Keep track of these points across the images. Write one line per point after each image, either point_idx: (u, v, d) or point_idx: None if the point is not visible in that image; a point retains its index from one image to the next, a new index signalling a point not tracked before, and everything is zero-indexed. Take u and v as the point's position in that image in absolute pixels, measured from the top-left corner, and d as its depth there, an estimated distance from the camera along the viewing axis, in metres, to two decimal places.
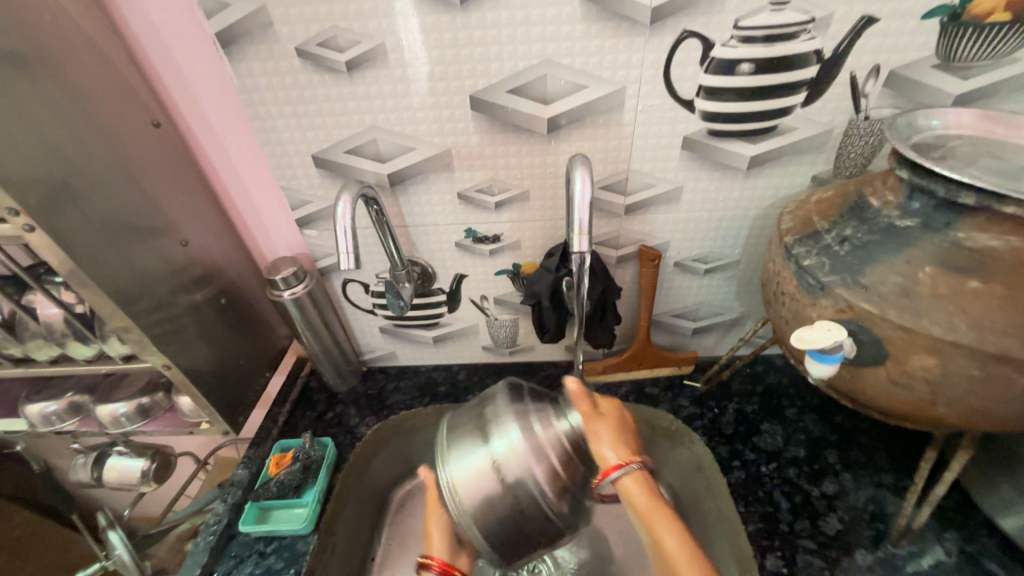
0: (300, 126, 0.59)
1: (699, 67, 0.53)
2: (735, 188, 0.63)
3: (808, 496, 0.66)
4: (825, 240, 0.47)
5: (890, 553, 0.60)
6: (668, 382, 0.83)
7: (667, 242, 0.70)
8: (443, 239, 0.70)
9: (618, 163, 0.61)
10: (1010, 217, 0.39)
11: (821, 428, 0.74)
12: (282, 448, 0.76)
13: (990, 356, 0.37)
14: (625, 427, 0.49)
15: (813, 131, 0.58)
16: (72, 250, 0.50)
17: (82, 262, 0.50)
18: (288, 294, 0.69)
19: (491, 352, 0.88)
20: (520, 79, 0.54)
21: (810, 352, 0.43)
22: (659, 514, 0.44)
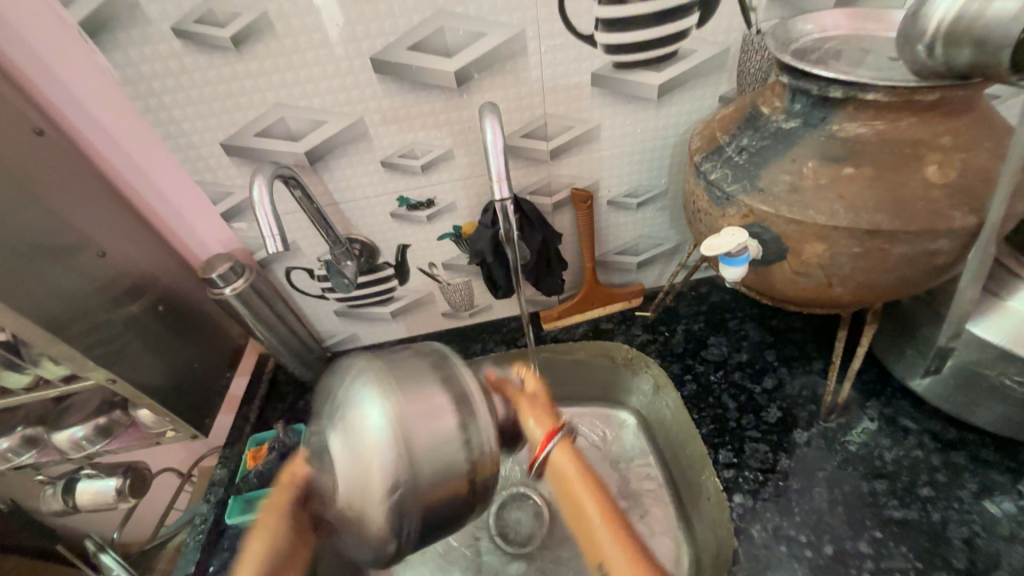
0: (199, 113, 0.56)
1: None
2: (651, 119, 0.65)
3: (751, 394, 0.73)
4: (727, 152, 0.50)
5: (824, 428, 0.68)
6: (621, 316, 0.88)
7: (596, 182, 0.72)
8: (378, 211, 0.70)
9: (533, 109, 0.62)
10: (874, 104, 0.42)
11: (761, 333, 0.81)
12: (257, 441, 0.76)
13: (866, 232, 0.42)
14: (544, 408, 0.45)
15: (712, 52, 0.60)
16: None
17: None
18: (228, 290, 0.68)
19: (451, 317, 0.90)
20: (417, 34, 0.54)
21: (720, 258, 0.47)
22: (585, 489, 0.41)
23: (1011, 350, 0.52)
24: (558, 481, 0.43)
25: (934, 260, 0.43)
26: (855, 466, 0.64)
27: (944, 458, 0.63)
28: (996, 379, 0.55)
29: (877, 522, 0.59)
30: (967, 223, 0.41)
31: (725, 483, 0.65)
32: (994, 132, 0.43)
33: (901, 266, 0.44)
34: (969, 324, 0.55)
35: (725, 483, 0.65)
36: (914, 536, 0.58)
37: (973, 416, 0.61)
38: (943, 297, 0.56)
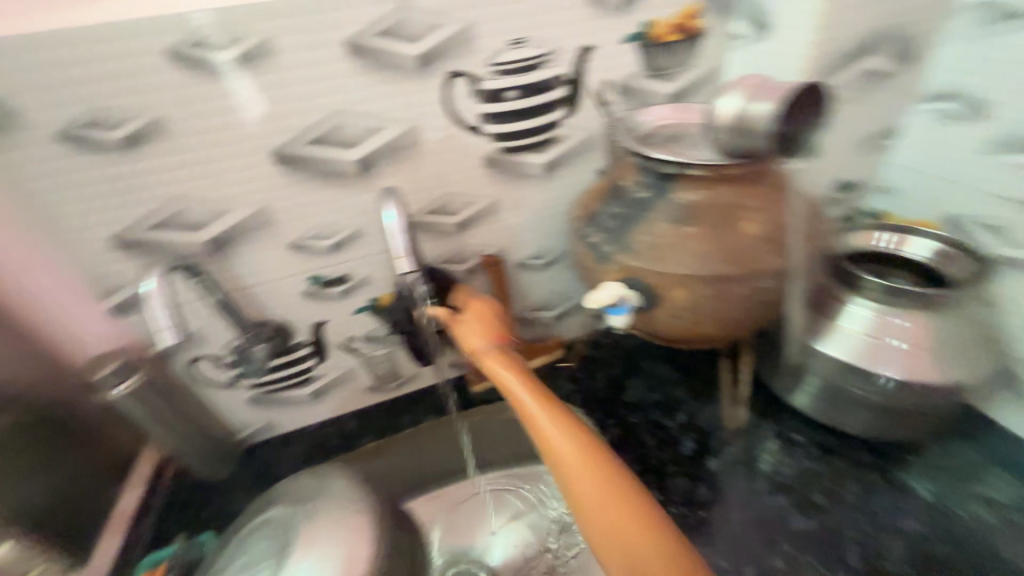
0: (88, 210, 0.55)
1: (473, 98, 0.62)
2: (542, 192, 0.74)
3: (667, 429, 0.79)
4: (600, 219, 0.59)
5: (731, 453, 0.74)
6: (546, 370, 0.91)
7: (503, 248, 0.79)
8: (290, 291, 0.70)
9: (435, 188, 0.68)
10: (700, 177, 0.53)
11: (670, 371, 0.88)
12: (150, 563, 0.67)
13: (712, 277, 0.51)
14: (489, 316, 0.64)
15: (583, 136, 0.71)
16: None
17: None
18: (119, 391, 0.64)
19: (377, 390, 0.89)
20: (316, 130, 0.58)
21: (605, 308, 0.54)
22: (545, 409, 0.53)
23: (849, 362, 0.63)
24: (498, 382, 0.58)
25: (769, 295, 0.53)
26: (762, 485, 0.70)
27: (831, 465, 0.71)
28: (847, 388, 0.65)
29: (787, 537, 0.64)
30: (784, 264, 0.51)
31: None
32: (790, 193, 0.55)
33: (747, 302, 0.53)
34: (817, 344, 0.66)
35: None
36: (818, 543, 0.63)
37: (843, 423, 0.70)
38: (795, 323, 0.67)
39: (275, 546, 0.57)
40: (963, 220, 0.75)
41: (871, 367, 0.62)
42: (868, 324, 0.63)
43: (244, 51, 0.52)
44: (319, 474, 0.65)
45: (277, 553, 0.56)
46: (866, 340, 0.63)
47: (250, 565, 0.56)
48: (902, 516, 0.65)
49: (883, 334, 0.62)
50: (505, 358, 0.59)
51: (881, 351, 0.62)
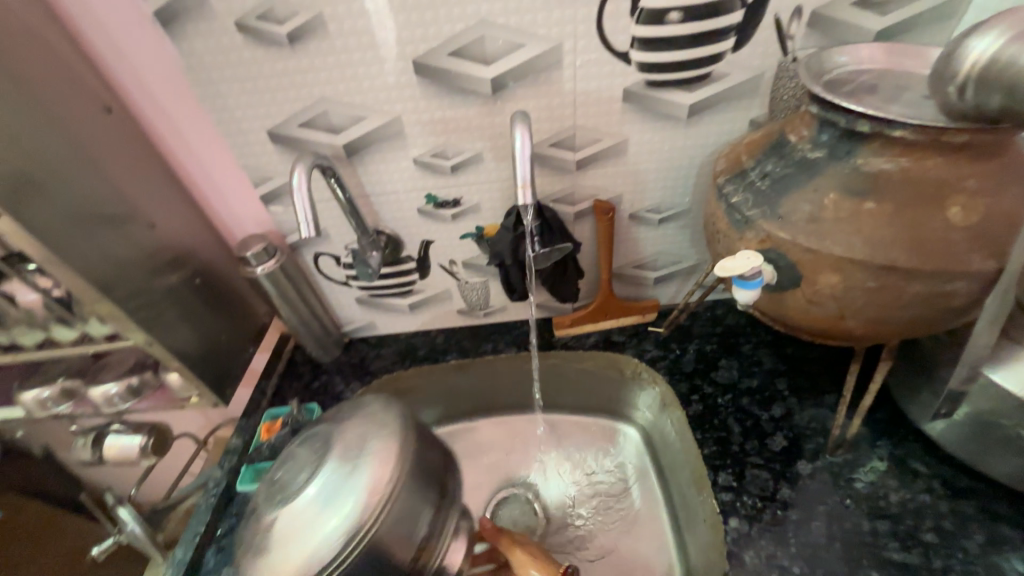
0: (251, 103, 0.60)
1: (630, 17, 0.55)
2: (679, 138, 0.66)
3: (758, 420, 0.73)
4: (750, 177, 0.52)
5: (829, 462, 0.67)
6: (633, 330, 0.89)
7: (619, 195, 0.73)
8: (406, 206, 0.73)
9: (564, 120, 0.63)
10: (901, 142, 0.43)
11: (775, 360, 0.81)
12: (271, 415, 0.80)
13: (881, 267, 0.42)
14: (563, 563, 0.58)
15: (746, 76, 0.61)
16: (35, 235, 0.51)
17: (39, 246, 0.52)
18: (259, 269, 0.72)
19: (465, 315, 0.93)
20: (459, 41, 0.56)
21: (733, 280, 0.47)
22: None
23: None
24: None
25: (949, 301, 0.43)
26: (858, 504, 0.63)
27: (953, 506, 0.61)
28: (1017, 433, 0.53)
29: (872, 563, 0.58)
30: (988, 268, 0.41)
31: (721, 505, 0.64)
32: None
33: (916, 303, 0.44)
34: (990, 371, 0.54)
35: (721, 505, 0.64)
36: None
37: (987, 466, 0.59)
38: (962, 339, 0.55)
39: (314, 457, 0.55)
40: None
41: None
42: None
43: None
44: (369, 398, 0.61)
45: (316, 463, 0.54)
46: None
47: (295, 468, 0.55)
48: None
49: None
50: None
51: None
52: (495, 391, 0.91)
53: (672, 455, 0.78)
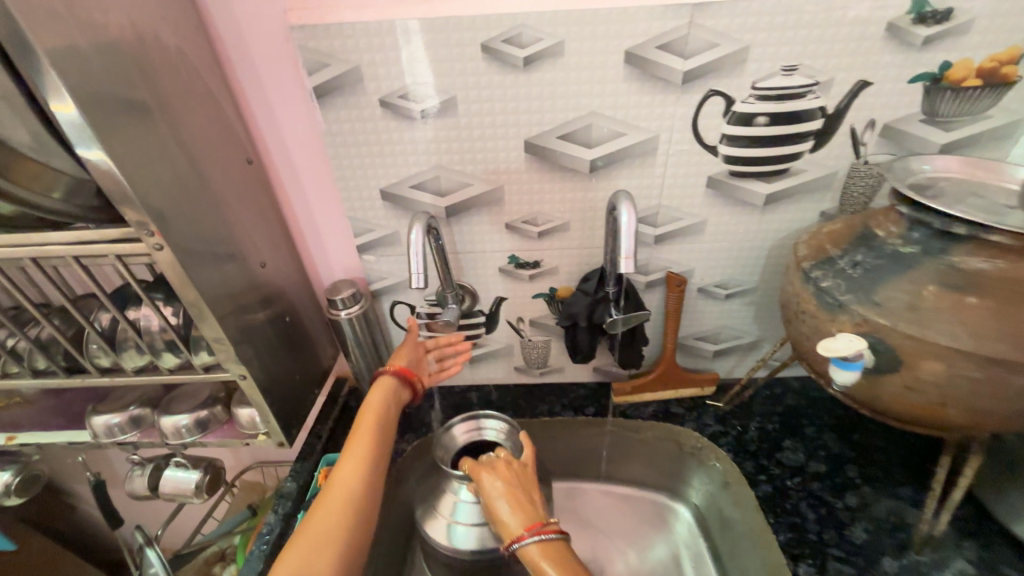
0: (373, 164, 0.67)
1: (722, 118, 0.62)
2: (753, 222, 0.71)
3: (832, 508, 0.71)
4: (840, 265, 0.55)
5: (914, 560, 0.64)
6: (691, 402, 0.89)
7: (691, 269, 0.77)
8: (489, 264, 0.77)
9: (651, 198, 0.69)
10: (996, 245, 0.47)
11: (840, 445, 0.79)
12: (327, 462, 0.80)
13: (987, 359, 0.44)
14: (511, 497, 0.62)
15: (820, 173, 0.67)
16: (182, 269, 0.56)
17: (182, 279, 0.56)
18: (344, 314, 0.75)
19: (522, 372, 0.94)
20: (569, 127, 0.63)
21: (835, 360, 0.49)
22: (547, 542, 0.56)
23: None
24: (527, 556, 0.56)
25: None
26: None
27: None
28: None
29: None
30: None
31: None
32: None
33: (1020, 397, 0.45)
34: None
35: None
36: None
37: None
38: None
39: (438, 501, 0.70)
40: None
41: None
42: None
43: (539, 49, 0.58)
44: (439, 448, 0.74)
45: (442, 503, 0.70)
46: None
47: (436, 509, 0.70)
48: None
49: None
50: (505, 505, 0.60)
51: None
52: (546, 453, 0.92)
53: (729, 537, 0.77)
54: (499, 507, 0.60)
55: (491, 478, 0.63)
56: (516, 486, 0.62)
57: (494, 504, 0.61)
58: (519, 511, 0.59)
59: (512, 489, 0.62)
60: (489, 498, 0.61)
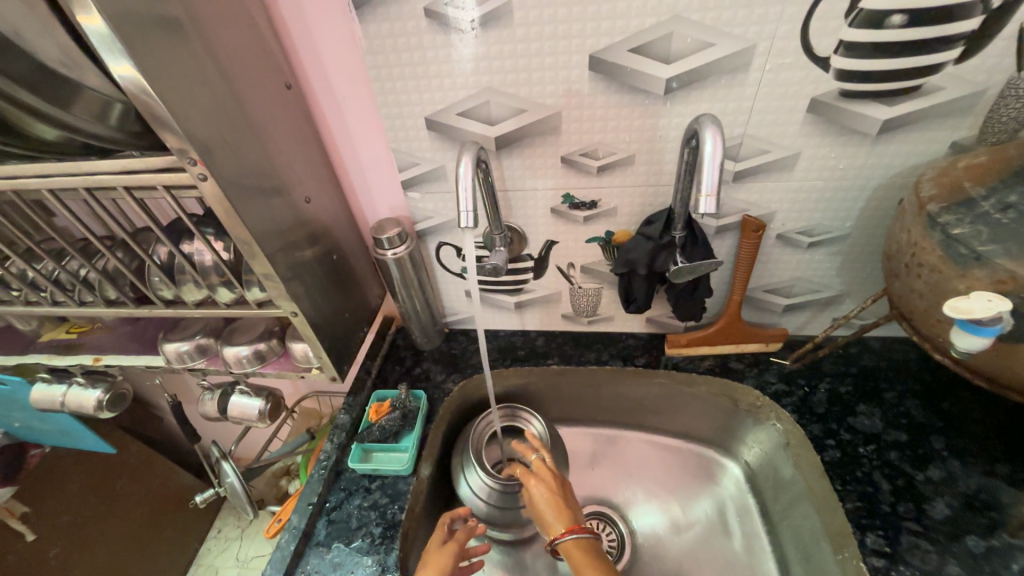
0: (419, 89, 0.61)
1: (843, 20, 0.50)
2: (860, 155, 0.60)
3: (910, 479, 0.65)
4: (982, 207, 0.46)
5: (1005, 542, 0.58)
6: (753, 358, 0.82)
7: (773, 213, 0.67)
8: (541, 204, 0.71)
9: (734, 126, 0.59)
10: None
11: (926, 413, 0.71)
12: (379, 397, 0.82)
13: None
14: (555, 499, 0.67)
15: (960, 92, 0.53)
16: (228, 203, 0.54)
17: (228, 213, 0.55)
18: (391, 253, 0.73)
19: (570, 320, 0.90)
20: (644, 37, 0.53)
21: (962, 323, 0.43)
22: (581, 548, 0.61)
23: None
24: (566, 553, 0.62)
25: None
26: None
27: None
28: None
29: None
30: None
31: (874, 571, 0.57)
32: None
33: None
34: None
35: (872, 570, 0.57)
36: None
37: None
38: None
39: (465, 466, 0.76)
40: None
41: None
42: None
43: None
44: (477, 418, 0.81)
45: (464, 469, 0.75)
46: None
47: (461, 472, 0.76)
48: None
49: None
50: (542, 501, 0.67)
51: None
52: (591, 401, 0.90)
53: (784, 499, 0.73)
54: (543, 507, 0.66)
55: (538, 485, 0.68)
56: (558, 490, 0.68)
57: (537, 502, 0.67)
58: (559, 507, 0.65)
59: (557, 493, 0.67)
60: (534, 497, 0.67)
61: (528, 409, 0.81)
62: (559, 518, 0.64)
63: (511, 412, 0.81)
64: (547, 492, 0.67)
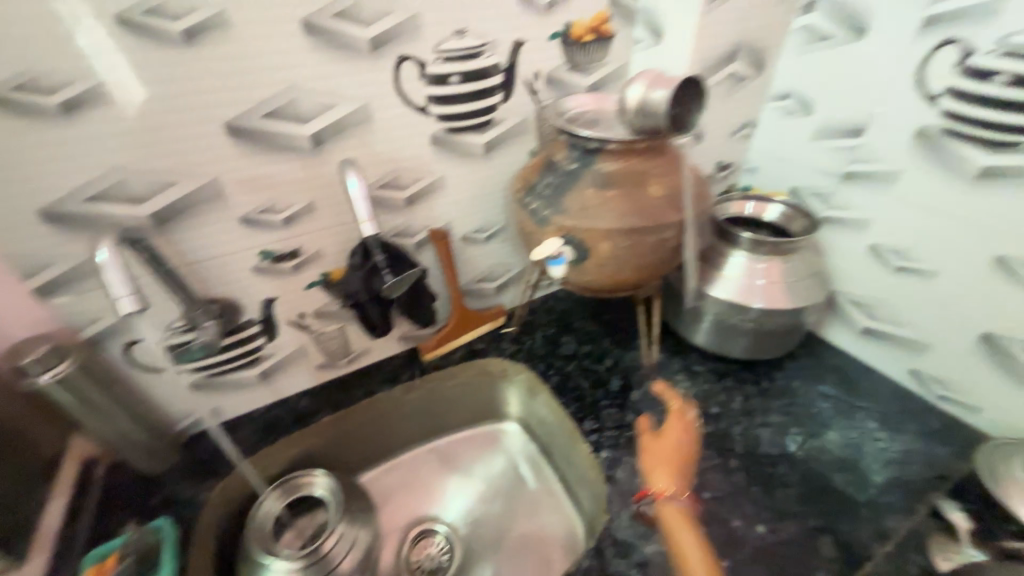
0: (11, 180, 0.52)
1: (420, 81, 0.69)
2: (482, 169, 0.83)
3: (598, 373, 0.93)
4: (539, 188, 0.70)
5: (650, 385, 0.89)
6: (490, 336, 1.01)
7: (449, 221, 0.86)
8: (239, 267, 0.71)
9: (386, 164, 0.73)
10: (616, 151, 0.64)
11: (597, 326, 1.03)
12: (100, 554, 0.63)
13: (626, 231, 0.64)
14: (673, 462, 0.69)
15: (517, 120, 0.81)
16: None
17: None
18: (46, 377, 0.59)
19: (328, 367, 0.91)
20: (270, 105, 0.60)
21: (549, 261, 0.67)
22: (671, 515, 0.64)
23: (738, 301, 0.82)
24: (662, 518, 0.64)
25: (669, 245, 0.67)
26: (676, 407, 0.85)
27: (721, 383, 0.89)
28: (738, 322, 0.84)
29: (695, 441, 0.79)
30: (679, 217, 0.65)
31: (593, 444, 0.80)
32: (691, 166, 0.70)
33: (653, 250, 0.66)
34: (708, 288, 0.84)
35: (592, 445, 0.80)
36: (719, 446, 0.78)
37: (732, 350, 0.89)
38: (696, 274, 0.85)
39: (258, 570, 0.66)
40: (803, 190, 0.91)
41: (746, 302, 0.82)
42: (741, 269, 0.82)
43: (197, 20, 0.53)
44: (257, 510, 0.72)
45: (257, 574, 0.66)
46: (741, 280, 0.82)
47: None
48: (771, 414, 0.83)
49: (749, 271, 0.82)
50: (678, 447, 0.70)
51: (756, 287, 0.82)
52: (378, 433, 0.91)
53: (545, 428, 0.92)
54: (657, 453, 0.70)
55: (682, 432, 0.72)
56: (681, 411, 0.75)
57: (664, 444, 0.71)
58: (678, 452, 0.70)
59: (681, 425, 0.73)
60: (663, 440, 0.72)
61: (304, 471, 0.76)
62: (670, 475, 0.67)
63: (290, 485, 0.75)
64: (665, 455, 0.70)
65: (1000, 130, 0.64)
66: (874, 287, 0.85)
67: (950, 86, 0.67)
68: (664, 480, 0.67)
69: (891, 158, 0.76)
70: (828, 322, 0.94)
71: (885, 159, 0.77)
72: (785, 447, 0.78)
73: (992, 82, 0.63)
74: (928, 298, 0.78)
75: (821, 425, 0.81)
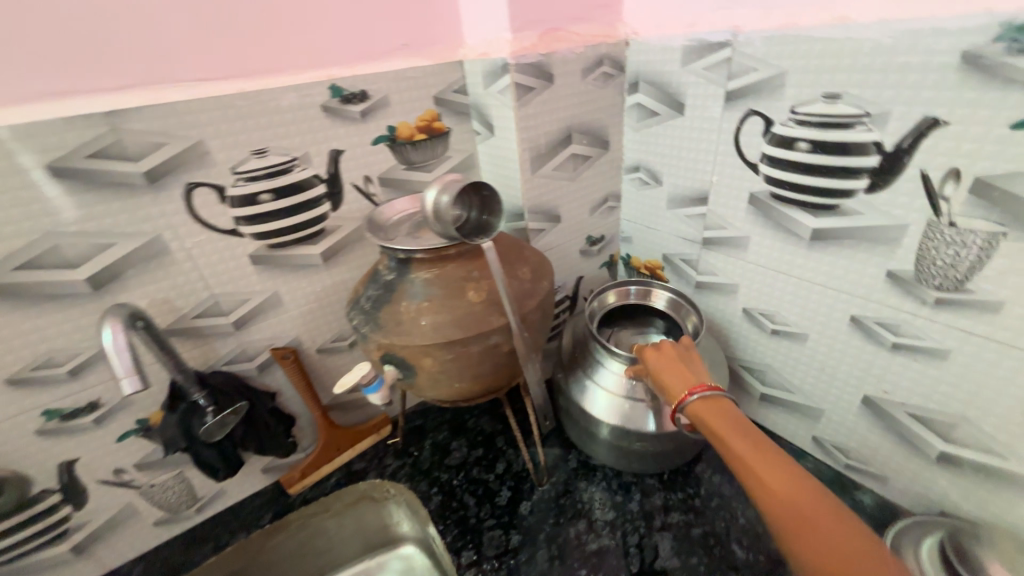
0: None
1: (222, 204, 0.64)
2: (323, 278, 0.77)
3: (486, 484, 0.82)
4: (360, 302, 0.64)
5: (541, 492, 0.79)
6: (373, 451, 0.91)
7: (297, 337, 0.79)
8: (15, 433, 0.61)
9: (198, 292, 0.67)
10: (426, 260, 0.60)
11: (492, 423, 0.94)
12: None
13: (445, 344, 0.57)
14: (769, 460, 0.46)
15: (355, 224, 0.77)
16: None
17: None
18: None
19: (170, 521, 0.78)
20: (23, 255, 0.54)
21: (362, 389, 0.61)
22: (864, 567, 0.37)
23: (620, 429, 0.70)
24: None
25: (501, 349, 0.60)
26: (568, 518, 0.75)
27: (619, 480, 0.79)
28: (627, 445, 0.72)
29: (586, 563, 0.69)
30: (505, 321, 0.59)
31: None
32: (525, 260, 0.67)
33: (484, 358, 0.60)
34: (587, 404, 0.73)
35: None
36: (613, 563, 0.69)
37: (638, 468, 0.76)
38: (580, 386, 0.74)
39: None
40: (672, 257, 0.89)
41: (625, 424, 0.70)
42: (620, 381, 0.70)
43: None
44: None
45: None
46: (619, 398, 0.70)
47: None
48: (671, 512, 0.74)
49: (628, 392, 0.70)
50: (781, 490, 0.44)
51: (635, 410, 0.69)
52: None
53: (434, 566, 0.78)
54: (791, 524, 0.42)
55: (734, 450, 0.49)
56: (685, 375, 0.58)
57: (786, 516, 0.43)
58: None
59: (726, 421, 0.52)
60: (779, 509, 0.43)
61: None
62: (820, 522, 0.41)
63: None
64: (776, 473, 0.45)
65: (818, 193, 0.62)
66: (757, 352, 0.80)
67: (764, 152, 0.66)
68: (810, 528, 0.41)
69: (737, 224, 0.74)
70: (726, 390, 0.89)
71: (733, 225, 0.75)
72: (684, 557, 0.69)
73: (797, 148, 0.61)
74: (804, 362, 0.74)
75: (720, 521, 0.73)
